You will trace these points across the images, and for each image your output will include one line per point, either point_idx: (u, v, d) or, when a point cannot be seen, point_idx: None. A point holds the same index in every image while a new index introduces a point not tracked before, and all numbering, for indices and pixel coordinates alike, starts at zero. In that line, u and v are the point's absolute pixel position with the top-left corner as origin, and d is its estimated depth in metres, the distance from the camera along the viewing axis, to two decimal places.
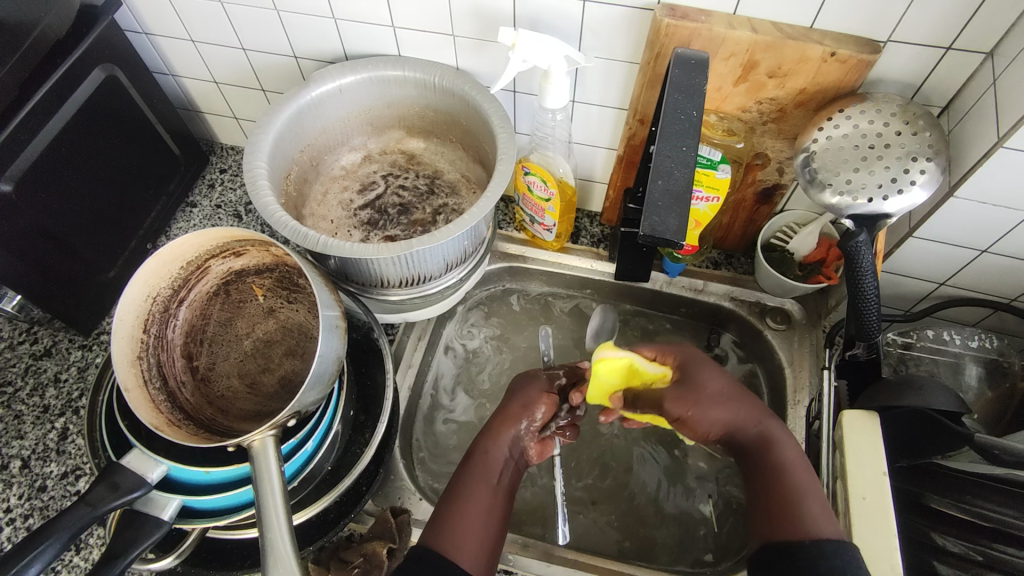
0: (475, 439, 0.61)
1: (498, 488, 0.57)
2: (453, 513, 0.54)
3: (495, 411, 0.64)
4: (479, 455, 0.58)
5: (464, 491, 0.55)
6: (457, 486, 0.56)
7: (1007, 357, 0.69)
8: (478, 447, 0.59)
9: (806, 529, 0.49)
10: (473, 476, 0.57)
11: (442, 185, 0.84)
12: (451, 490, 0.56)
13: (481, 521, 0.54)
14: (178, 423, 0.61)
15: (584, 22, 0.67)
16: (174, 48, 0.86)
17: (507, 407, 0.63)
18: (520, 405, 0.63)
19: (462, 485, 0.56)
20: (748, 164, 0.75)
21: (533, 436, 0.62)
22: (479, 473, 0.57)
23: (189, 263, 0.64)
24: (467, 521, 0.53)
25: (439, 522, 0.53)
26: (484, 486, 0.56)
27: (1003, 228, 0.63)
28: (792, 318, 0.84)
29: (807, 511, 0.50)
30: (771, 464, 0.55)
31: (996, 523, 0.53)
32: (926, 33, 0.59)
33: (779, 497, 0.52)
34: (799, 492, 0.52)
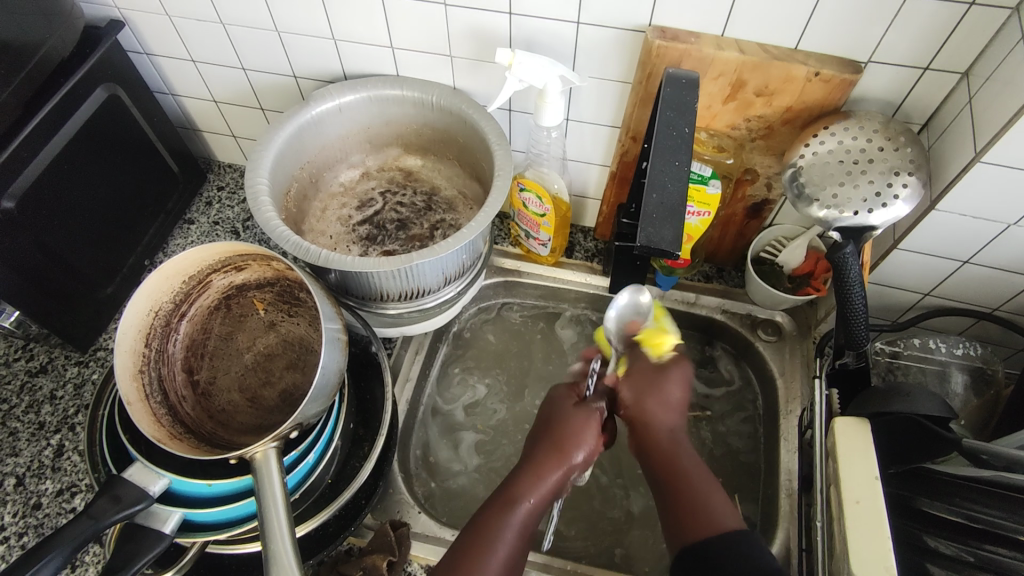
0: (515, 477, 0.59)
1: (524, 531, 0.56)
2: (473, 561, 0.53)
3: (536, 448, 0.61)
4: (515, 502, 0.57)
5: (489, 539, 0.55)
6: (484, 534, 0.55)
7: (991, 365, 0.72)
8: (514, 491, 0.57)
9: (712, 527, 0.54)
10: (502, 523, 0.55)
11: (439, 202, 0.86)
12: (475, 538, 0.55)
13: (502, 574, 0.53)
14: (179, 437, 0.61)
15: (578, 43, 0.69)
16: (174, 68, 0.87)
17: (559, 444, 0.61)
18: (579, 445, 0.61)
19: (489, 532, 0.55)
20: (738, 179, 0.77)
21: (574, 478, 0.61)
22: (508, 523, 0.55)
23: (191, 278, 0.65)
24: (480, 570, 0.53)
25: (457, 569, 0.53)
26: (514, 532, 0.55)
27: (984, 240, 0.65)
28: (783, 329, 0.86)
29: (711, 512, 0.55)
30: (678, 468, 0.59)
31: (986, 524, 0.54)
32: (905, 54, 0.61)
33: (684, 504, 0.56)
34: (704, 494, 0.57)
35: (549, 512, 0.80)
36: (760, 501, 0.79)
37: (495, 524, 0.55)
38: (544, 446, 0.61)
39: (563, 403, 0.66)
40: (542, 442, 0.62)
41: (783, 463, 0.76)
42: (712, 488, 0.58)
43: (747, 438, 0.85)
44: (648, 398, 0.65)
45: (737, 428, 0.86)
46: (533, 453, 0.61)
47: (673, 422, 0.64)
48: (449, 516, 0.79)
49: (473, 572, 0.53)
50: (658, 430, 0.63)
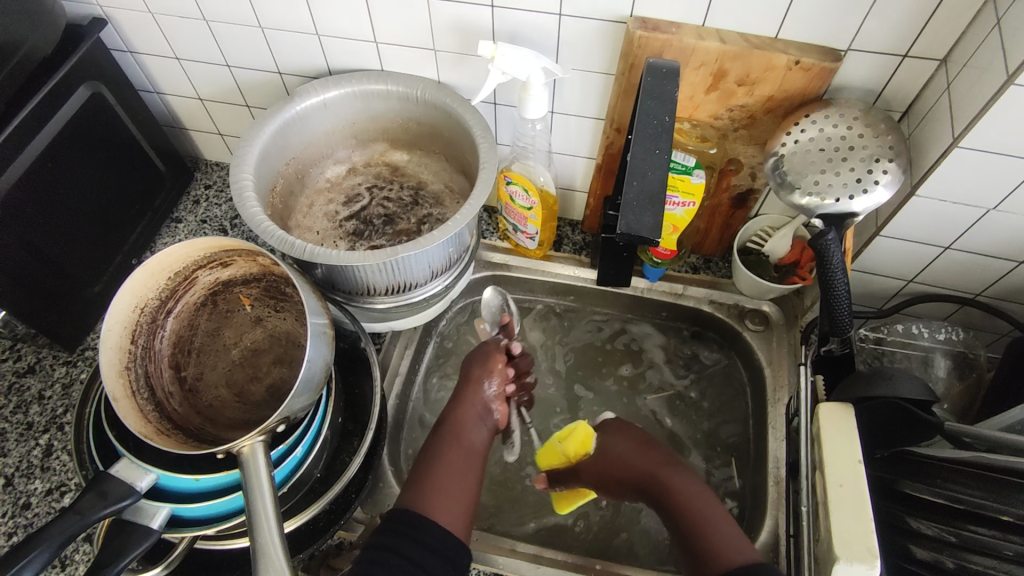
0: (445, 413, 0.72)
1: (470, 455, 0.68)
2: (431, 484, 0.62)
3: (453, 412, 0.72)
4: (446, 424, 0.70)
5: (433, 463, 0.65)
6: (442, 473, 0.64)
7: (973, 349, 0.72)
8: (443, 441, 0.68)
9: (725, 562, 0.56)
10: (444, 445, 0.67)
11: (426, 196, 0.86)
12: (431, 474, 0.63)
13: (453, 480, 0.63)
14: (167, 432, 0.61)
15: (560, 35, 0.69)
16: (158, 66, 0.87)
17: (470, 375, 0.75)
18: (481, 369, 0.76)
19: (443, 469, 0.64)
20: (722, 170, 0.77)
21: (496, 394, 0.75)
22: (446, 439, 0.68)
23: (176, 274, 0.65)
24: (439, 485, 0.62)
25: (424, 492, 0.61)
26: (461, 469, 0.65)
27: (964, 225, 0.66)
28: (770, 318, 0.86)
29: (719, 546, 0.58)
30: (673, 493, 0.65)
31: (969, 505, 0.55)
32: (883, 42, 0.62)
33: (695, 537, 0.59)
34: (706, 523, 0.60)
35: (540, 504, 0.80)
36: (748, 490, 0.80)
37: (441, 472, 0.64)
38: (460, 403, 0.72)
39: (473, 359, 0.78)
40: (456, 407, 0.72)
41: (770, 451, 0.77)
42: (721, 520, 0.60)
43: (736, 427, 0.86)
44: (618, 469, 0.69)
45: (726, 417, 0.87)
46: (451, 423, 0.70)
47: (651, 456, 0.69)
48: None
49: (435, 494, 0.61)
50: (645, 471, 0.68)
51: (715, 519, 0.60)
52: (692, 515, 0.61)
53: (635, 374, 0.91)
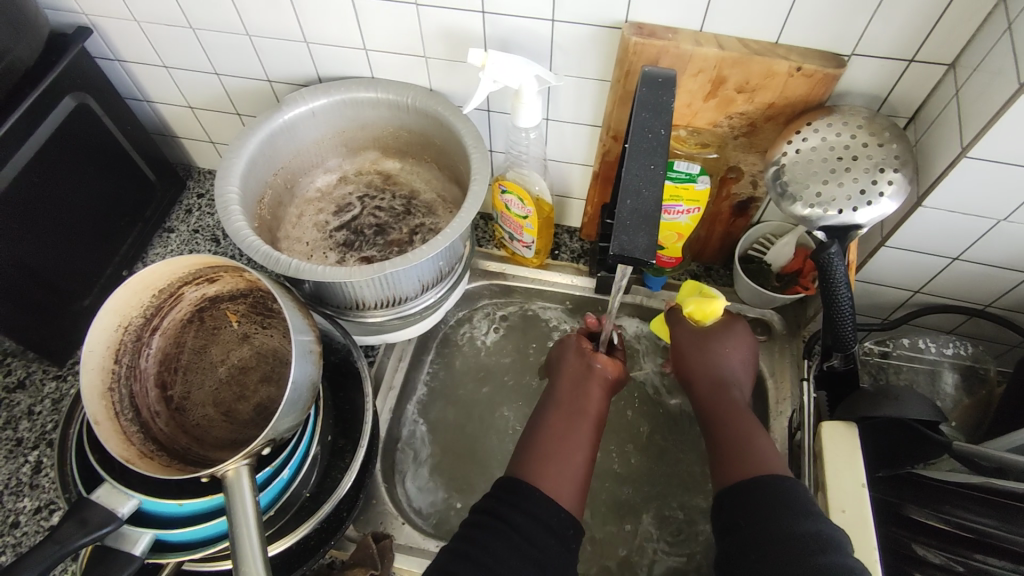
0: (553, 392, 0.68)
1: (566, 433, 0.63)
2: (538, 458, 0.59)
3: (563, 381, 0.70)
4: (559, 406, 0.65)
5: (542, 443, 0.61)
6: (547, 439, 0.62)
7: (983, 363, 0.70)
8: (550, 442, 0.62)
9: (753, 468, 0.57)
10: (552, 434, 0.62)
11: (418, 206, 0.84)
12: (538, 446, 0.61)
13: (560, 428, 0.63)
14: (150, 454, 0.59)
15: (554, 41, 0.67)
16: (146, 74, 0.85)
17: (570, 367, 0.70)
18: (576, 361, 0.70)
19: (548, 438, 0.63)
20: (722, 177, 0.75)
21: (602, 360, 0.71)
22: (547, 411, 0.65)
23: (161, 291, 0.63)
24: (552, 467, 0.59)
25: (542, 459, 0.59)
26: (562, 448, 0.61)
27: (973, 236, 0.63)
28: (773, 329, 0.83)
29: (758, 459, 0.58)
30: (716, 410, 0.65)
31: (977, 533, 0.54)
32: (888, 46, 0.59)
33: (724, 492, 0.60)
34: (750, 436, 0.60)
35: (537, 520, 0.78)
36: None
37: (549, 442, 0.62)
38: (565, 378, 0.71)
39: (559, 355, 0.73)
40: (561, 382, 0.68)
41: None
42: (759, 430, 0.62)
43: None
44: (689, 352, 0.71)
45: None
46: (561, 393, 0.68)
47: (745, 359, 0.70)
48: (435, 525, 0.78)
49: (545, 468, 0.58)
50: (710, 367, 0.68)
51: (756, 433, 0.61)
52: (723, 438, 0.62)
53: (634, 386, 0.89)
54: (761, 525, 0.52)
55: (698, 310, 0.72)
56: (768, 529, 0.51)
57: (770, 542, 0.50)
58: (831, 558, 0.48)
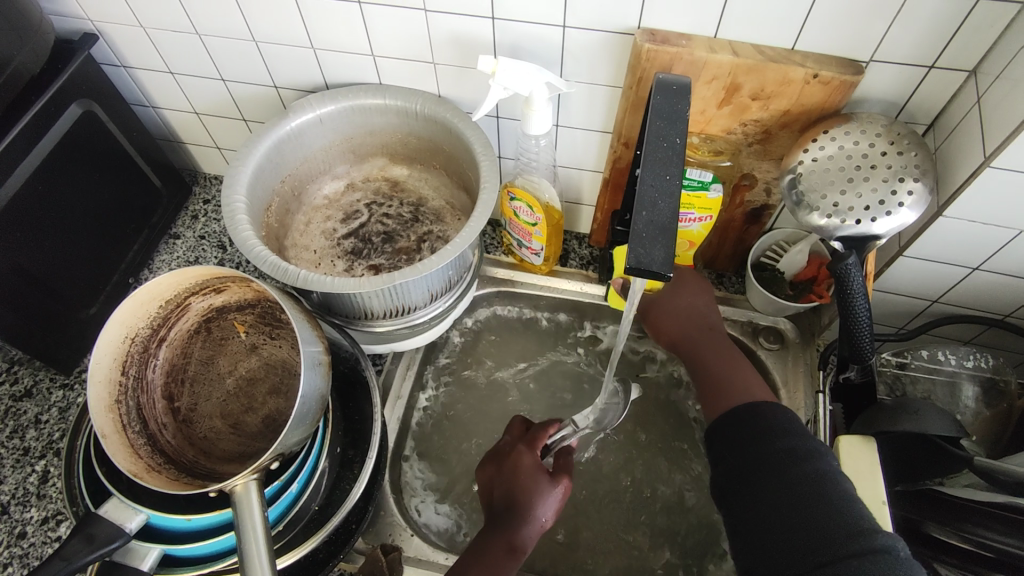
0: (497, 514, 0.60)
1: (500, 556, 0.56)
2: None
3: (499, 467, 0.64)
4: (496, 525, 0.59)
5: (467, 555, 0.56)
6: (485, 543, 0.57)
7: (1002, 375, 0.69)
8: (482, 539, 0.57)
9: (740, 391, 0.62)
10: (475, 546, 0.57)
11: (427, 213, 0.83)
12: (477, 553, 0.56)
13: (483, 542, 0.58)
14: (158, 468, 0.59)
15: (565, 48, 0.66)
16: (152, 80, 0.85)
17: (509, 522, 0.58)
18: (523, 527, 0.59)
19: (482, 540, 0.57)
20: (736, 184, 0.74)
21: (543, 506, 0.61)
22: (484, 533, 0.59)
23: (168, 302, 0.63)
24: None
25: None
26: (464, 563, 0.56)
27: (993, 247, 0.62)
28: (786, 337, 0.83)
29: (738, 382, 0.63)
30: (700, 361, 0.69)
31: (996, 552, 0.52)
32: (908, 53, 0.58)
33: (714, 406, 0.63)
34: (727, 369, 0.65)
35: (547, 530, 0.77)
36: None
37: (487, 545, 0.56)
38: (503, 487, 0.62)
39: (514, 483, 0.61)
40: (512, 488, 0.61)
41: None
42: (736, 365, 0.66)
43: None
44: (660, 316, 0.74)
45: None
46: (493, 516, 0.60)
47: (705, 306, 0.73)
48: (443, 536, 0.77)
49: None
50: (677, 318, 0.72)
51: (738, 367, 0.65)
52: (709, 368, 0.67)
53: None
54: (740, 446, 0.55)
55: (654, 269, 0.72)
56: (752, 452, 0.54)
57: (759, 462, 0.53)
58: (816, 467, 0.51)
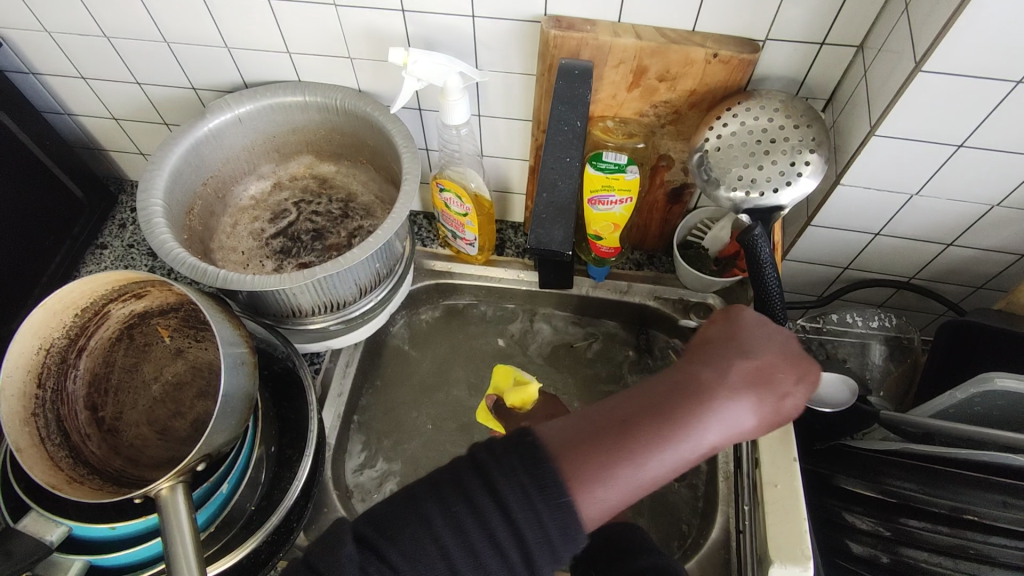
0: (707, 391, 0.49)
1: (610, 431, 0.46)
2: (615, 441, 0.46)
3: (765, 355, 0.52)
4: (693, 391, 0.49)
5: (649, 409, 0.47)
6: (636, 405, 0.48)
7: (906, 333, 0.73)
8: (592, 416, 0.47)
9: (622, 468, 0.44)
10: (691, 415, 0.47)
11: (356, 209, 0.83)
12: (624, 407, 0.48)
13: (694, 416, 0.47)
14: (80, 479, 0.58)
15: (477, 38, 0.67)
16: (65, 86, 0.82)
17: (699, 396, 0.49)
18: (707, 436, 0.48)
19: (595, 417, 0.47)
20: (654, 166, 0.76)
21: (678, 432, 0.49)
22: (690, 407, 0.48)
23: (84, 310, 0.61)
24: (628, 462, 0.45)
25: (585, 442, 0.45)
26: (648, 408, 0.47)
27: (889, 213, 0.66)
28: (715, 312, 0.85)
29: (642, 454, 0.45)
30: (641, 428, 0.46)
31: (899, 497, 0.57)
32: (799, 31, 0.61)
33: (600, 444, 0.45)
34: (638, 442, 0.46)
35: None
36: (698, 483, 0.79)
37: (642, 432, 0.46)
38: (713, 362, 0.51)
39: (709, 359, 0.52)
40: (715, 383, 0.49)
41: None
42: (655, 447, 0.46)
43: None
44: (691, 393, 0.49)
45: None
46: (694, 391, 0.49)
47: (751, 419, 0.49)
48: None
49: (593, 468, 0.44)
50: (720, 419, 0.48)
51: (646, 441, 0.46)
52: (625, 434, 0.46)
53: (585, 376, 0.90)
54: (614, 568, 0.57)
55: (517, 400, 0.77)
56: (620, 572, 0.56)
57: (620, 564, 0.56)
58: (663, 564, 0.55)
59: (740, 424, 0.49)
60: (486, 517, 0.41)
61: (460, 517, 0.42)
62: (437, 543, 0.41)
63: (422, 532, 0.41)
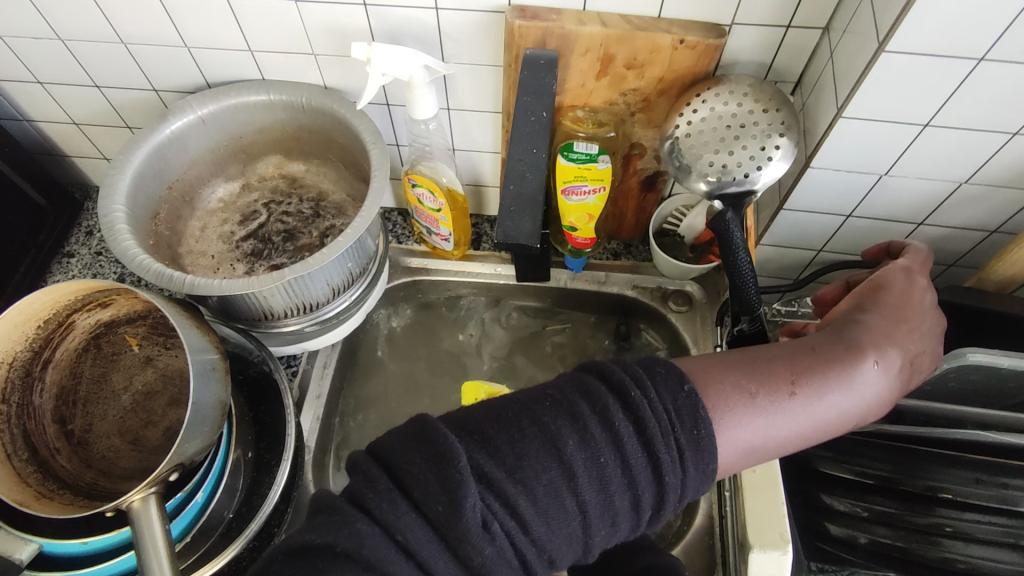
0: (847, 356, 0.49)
1: (777, 397, 0.46)
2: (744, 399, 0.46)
3: (879, 321, 0.52)
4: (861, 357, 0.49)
5: (796, 369, 0.48)
6: (812, 360, 0.48)
7: None
8: (765, 382, 0.47)
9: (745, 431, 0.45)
10: (844, 380, 0.48)
11: (328, 207, 0.81)
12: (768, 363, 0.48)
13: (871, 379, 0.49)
14: (50, 495, 0.56)
15: (442, 30, 0.66)
16: (21, 92, 0.80)
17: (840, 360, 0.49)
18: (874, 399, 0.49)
19: (760, 370, 0.47)
20: (626, 155, 0.76)
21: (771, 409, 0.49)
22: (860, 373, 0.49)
23: (46, 322, 0.61)
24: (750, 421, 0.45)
25: (748, 396, 0.46)
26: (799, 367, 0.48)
27: (860, 194, 0.66)
28: (693, 298, 0.86)
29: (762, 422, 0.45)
30: (768, 391, 0.47)
31: (876, 478, 0.58)
32: (764, 15, 0.60)
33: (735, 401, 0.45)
34: (765, 406, 0.46)
35: None
36: None
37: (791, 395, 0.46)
38: (877, 329, 0.51)
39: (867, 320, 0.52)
40: (873, 344, 0.50)
41: None
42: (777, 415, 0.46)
43: None
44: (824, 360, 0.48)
45: None
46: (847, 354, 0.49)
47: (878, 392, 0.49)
48: None
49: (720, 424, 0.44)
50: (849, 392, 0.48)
51: (768, 408, 0.46)
52: (753, 393, 0.46)
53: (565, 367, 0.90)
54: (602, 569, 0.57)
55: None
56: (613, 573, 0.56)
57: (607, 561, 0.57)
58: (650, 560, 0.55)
59: (885, 399, 0.50)
60: (629, 454, 0.41)
61: (597, 456, 0.41)
62: (572, 481, 0.40)
63: (547, 451, 0.40)
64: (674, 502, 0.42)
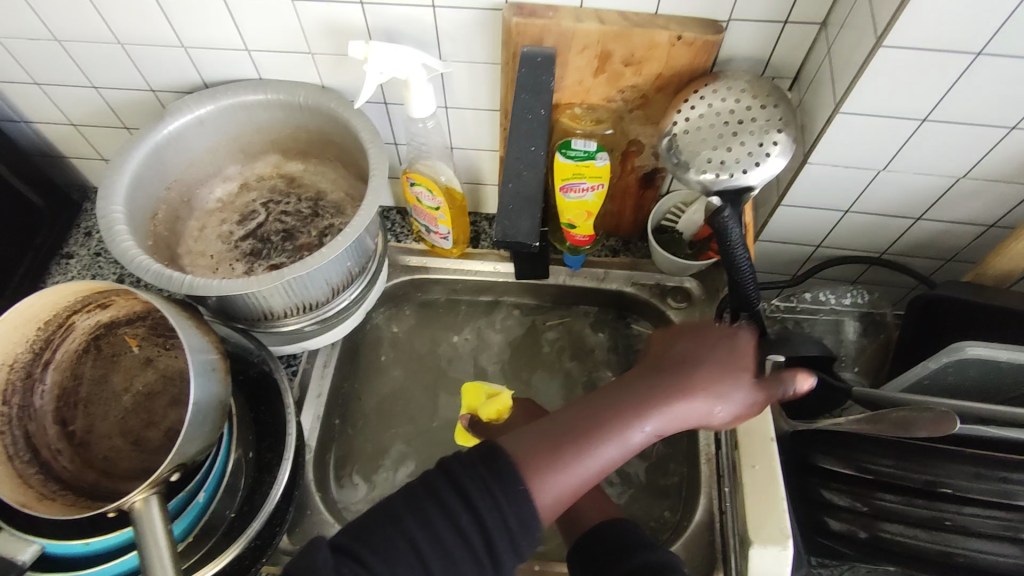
0: (666, 382, 0.51)
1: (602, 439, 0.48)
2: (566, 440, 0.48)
3: (689, 343, 0.54)
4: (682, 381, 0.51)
5: (616, 409, 0.49)
6: (623, 402, 0.50)
7: (878, 309, 0.76)
8: (585, 428, 0.49)
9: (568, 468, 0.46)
10: (663, 403, 0.49)
11: (326, 207, 0.81)
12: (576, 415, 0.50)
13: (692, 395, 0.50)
14: (52, 496, 0.57)
15: (439, 28, 0.66)
16: (18, 93, 0.80)
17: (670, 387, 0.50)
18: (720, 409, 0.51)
19: (557, 424, 0.49)
20: (625, 152, 0.76)
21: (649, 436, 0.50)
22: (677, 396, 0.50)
23: (47, 323, 0.61)
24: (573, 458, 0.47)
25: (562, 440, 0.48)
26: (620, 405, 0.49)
27: (858, 189, 0.66)
28: (692, 295, 0.85)
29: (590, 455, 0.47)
30: (590, 431, 0.48)
31: (876, 474, 0.57)
32: (762, 11, 0.60)
33: (558, 443, 0.47)
34: (588, 443, 0.48)
35: None
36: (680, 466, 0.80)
37: (608, 426, 0.48)
38: (691, 347, 0.53)
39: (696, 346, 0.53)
40: (700, 365, 0.52)
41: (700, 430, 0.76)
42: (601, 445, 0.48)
43: None
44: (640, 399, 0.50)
45: None
46: (665, 379, 0.51)
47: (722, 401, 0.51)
48: None
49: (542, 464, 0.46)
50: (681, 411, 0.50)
51: (592, 442, 0.48)
52: (566, 437, 0.48)
53: (565, 364, 0.90)
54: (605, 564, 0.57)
55: (493, 411, 0.79)
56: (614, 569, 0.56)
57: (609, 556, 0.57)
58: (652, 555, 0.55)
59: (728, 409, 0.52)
60: (458, 522, 0.43)
61: (434, 539, 0.43)
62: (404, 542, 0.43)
63: (394, 534, 0.43)
64: (512, 556, 0.44)
